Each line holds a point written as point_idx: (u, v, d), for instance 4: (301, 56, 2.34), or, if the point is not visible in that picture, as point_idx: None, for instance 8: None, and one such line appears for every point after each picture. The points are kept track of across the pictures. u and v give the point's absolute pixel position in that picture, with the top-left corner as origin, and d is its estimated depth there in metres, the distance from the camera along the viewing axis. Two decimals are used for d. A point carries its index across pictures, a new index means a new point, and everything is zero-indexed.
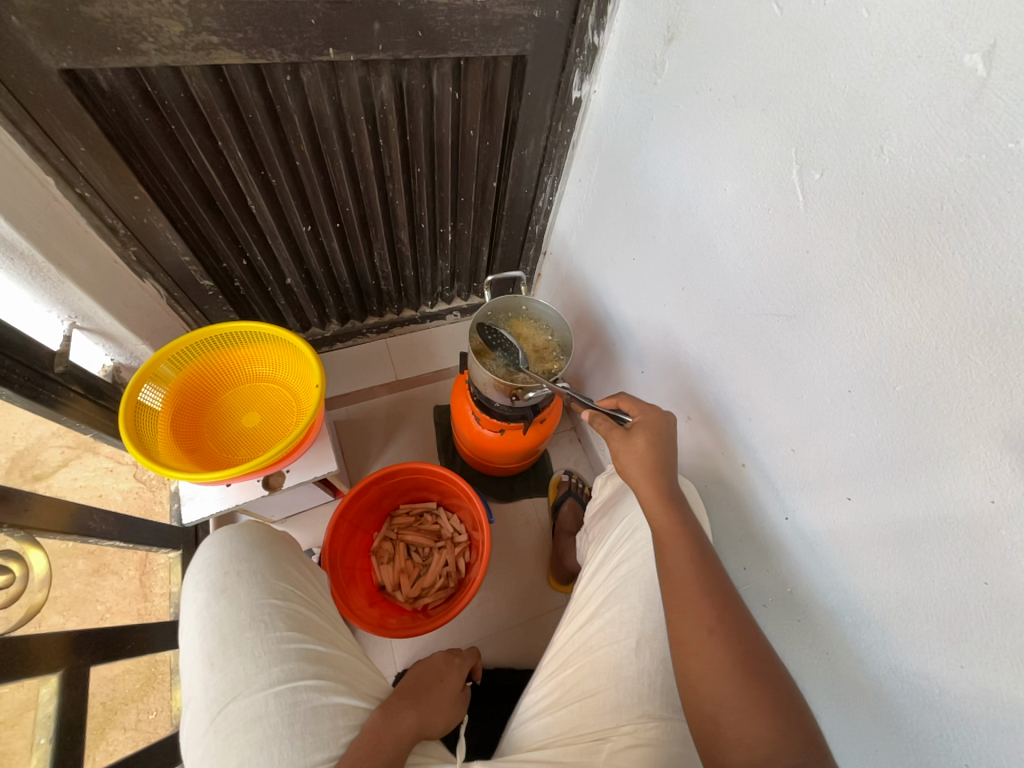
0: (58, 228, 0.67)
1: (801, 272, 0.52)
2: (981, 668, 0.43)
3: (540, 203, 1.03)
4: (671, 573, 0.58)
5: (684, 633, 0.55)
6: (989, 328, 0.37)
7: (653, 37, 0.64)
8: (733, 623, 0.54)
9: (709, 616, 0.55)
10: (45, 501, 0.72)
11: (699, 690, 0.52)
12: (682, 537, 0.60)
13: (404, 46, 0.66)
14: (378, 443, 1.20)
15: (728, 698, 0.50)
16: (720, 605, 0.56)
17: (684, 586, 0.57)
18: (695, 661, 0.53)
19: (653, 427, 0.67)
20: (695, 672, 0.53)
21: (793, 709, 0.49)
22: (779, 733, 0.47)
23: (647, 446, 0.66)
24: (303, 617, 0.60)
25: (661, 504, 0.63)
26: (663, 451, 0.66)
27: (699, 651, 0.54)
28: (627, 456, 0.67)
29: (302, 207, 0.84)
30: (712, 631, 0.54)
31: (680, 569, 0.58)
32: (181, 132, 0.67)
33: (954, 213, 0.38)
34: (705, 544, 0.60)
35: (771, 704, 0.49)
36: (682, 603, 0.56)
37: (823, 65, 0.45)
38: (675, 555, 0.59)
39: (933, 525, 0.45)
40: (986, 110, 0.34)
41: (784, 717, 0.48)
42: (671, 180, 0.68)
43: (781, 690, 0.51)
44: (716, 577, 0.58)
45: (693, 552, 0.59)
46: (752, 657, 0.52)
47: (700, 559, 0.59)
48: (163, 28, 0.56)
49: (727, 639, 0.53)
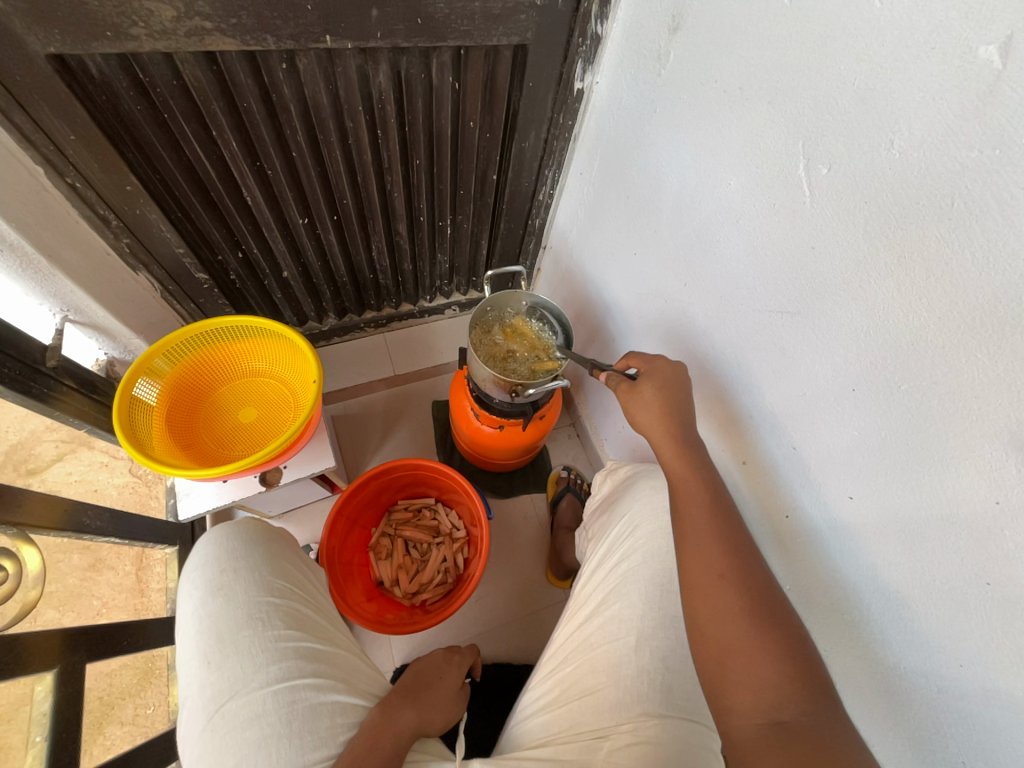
0: (48, 219, 0.65)
1: (806, 267, 0.52)
2: (980, 670, 0.43)
3: (541, 196, 1.01)
4: (686, 519, 0.59)
5: (695, 579, 0.55)
6: (998, 327, 0.37)
7: (657, 27, 0.63)
8: (744, 570, 0.54)
9: (721, 561, 0.55)
10: (38, 498, 0.70)
11: (708, 636, 0.53)
12: (698, 487, 0.60)
13: (403, 33, 0.65)
14: (376, 438, 1.19)
15: (737, 643, 0.51)
16: (733, 552, 0.55)
17: (698, 533, 0.57)
18: (703, 606, 0.54)
19: (662, 377, 0.66)
20: (705, 618, 0.54)
21: (803, 656, 0.49)
22: (787, 679, 0.48)
23: (655, 395, 0.65)
24: (302, 615, 0.60)
25: (677, 449, 0.62)
26: (675, 401, 0.64)
27: (708, 596, 0.54)
28: (640, 409, 0.66)
29: (299, 200, 0.83)
30: (723, 577, 0.54)
31: (695, 517, 0.58)
32: (174, 119, 0.66)
33: (964, 209, 0.37)
34: (722, 496, 0.60)
35: (781, 649, 0.50)
36: (695, 549, 0.57)
37: (832, 56, 0.44)
38: (688, 505, 0.59)
39: (935, 525, 0.45)
40: (1000, 104, 0.34)
41: (794, 664, 0.49)
42: (674, 173, 0.67)
43: (792, 637, 0.51)
44: (731, 525, 0.58)
45: (708, 501, 0.59)
46: (762, 605, 0.52)
47: (714, 509, 0.58)
48: (154, 13, 0.54)
49: (738, 584, 0.53)
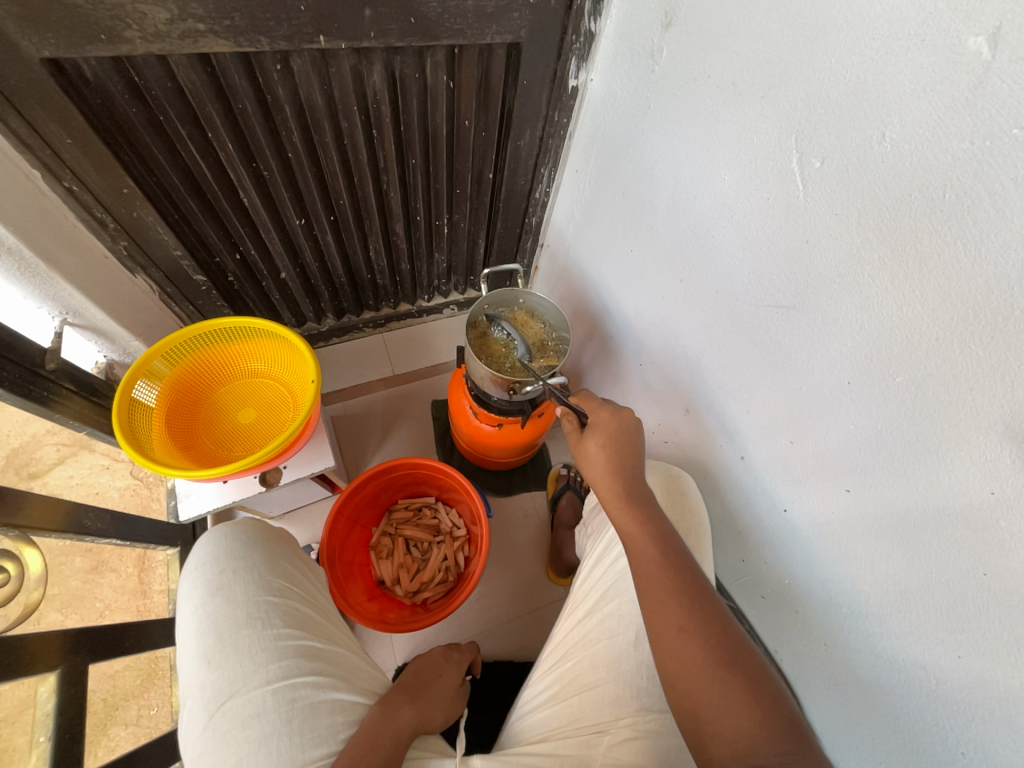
0: (46, 222, 0.66)
1: (800, 261, 0.52)
2: (981, 659, 0.44)
3: (537, 194, 1.01)
4: (640, 575, 0.57)
5: (658, 633, 0.54)
6: (990, 319, 0.37)
7: (650, 24, 0.63)
8: (704, 617, 0.53)
9: (680, 613, 0.54)
10: (39, 500, 0.70)
11: (678, 689, 0.51)
12: (648, 539, 0.59)
13: (396, 33, 0.65)
14: (375, 438, 1.19)
15: (705, 694, 0.50)
16: (691, 601, 0.54)
17: (654, 586, 0.56)
18: (669, 660, 0.52)
19: (607, 430, 0.67)
20: (673, 671, 0.52)
21: (771, 696, 0.49)
22: (759, 725, 0.47)
23: (602, 454, 0.65)
24: (301, 613, 0.60)
25: (622, 504, 0.62)
26: (620, 450, 0.65)
27: (672, 650, 0.53)
28: (592, 470, 0.66)
29: (295, 200, 0.83)
30: (683, 629, 0.53)
31: (649, 571, 0.57)
32: (169, 123, 0.66)
33: (957, 201, 0.37)
34: (674, 542, 0.59)
35: (749, 695, 0.49)
36: (654, 603, 0.55)
37: (824, 49, 0.43)
38: (640, 558, 0.58)
39: (932, 518, 0.45)
40: (990, 95, 0.34)
41: (764, 709, 0.48)
42: (669, 170, 0.67)
43: (757, 679, 0.50)
44: (686, 572, 0.57)
45: (660, 550, 0.58)
46: (726, 650, 0.51)
47: (666, 558, 0.57)
48: (147, 15, 0.54)
49: (699, 634, 0.52)
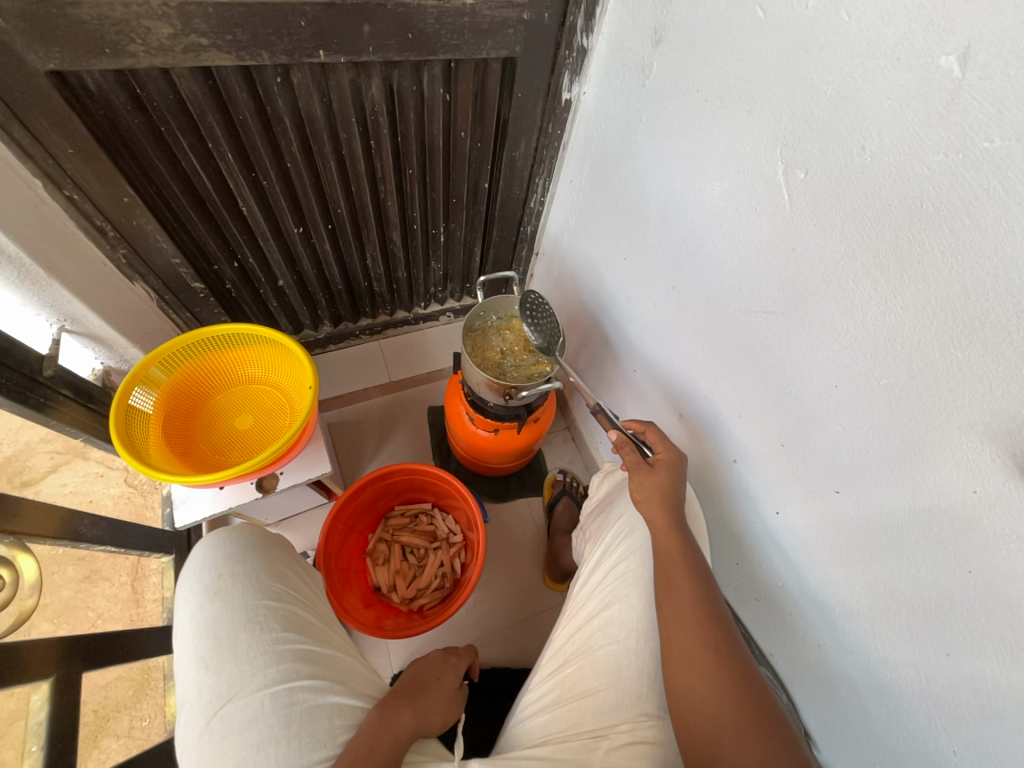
0: (46, 230, 0.66)
1: (787, 269, 0.53)
2: (968, 656, 0.45)
3: (532, 204, 1.03)
4: (678, 594, 0.58)
5: (685, 654, 0.55)
6: (968, 323, 0.38)
7: (640, 41, 0.65)
8: (733, 644, 0.55)
9: (714, 636, 0.55)
10: (34, 507, 0.70)
11: (701, 710, 0.52)
12: (691, 560, 0.60)
13: (395, 48, 0.67)
14: (372, 444, 1.19)
15: (728, 720, 0.50)
16: (723, 626, 0.56)
17: (691, 607, 0.57)
18: (698, 680, 0.53)
19: (669, 461, 0.68)
20: (696, 693, 0.53)
21: (779, 726, 0.50)
22: (773, 753, 0.48)
23: (667, 481, 0.66)
24: (298, 618, 0.60)
25: (667, 525, 0.63)
26: (677, 480, 0.66)
27: (702, 670, 0.53)
28: (641, 495, 0.66)
29: (294, 209, 0.85)
30: (717, 651, 0.54)
31: (687, 590, 0.58)
32: (171, 134, 0.67)
33: (934, 211, 0.39)
34: (706, 571, 0.60)
35: (762, 723, 0.50)
36: (688, 623, 0.56)
37: (806, 66, 0.45)
38: (671, 581, 0.59)
39: (919, 517, 0.46)
40: (961, 110, 0.35)
41: (774, 737, 0.49)
42: (660, 180, 0.69)
43: (768, 709, 0.51)
44: (718, 599, 0.58)
45: (699, 573, 0.59)
46: (750, 679, 0.53)
47: (704, 581, 0.59)
48: (151, 30, 0.56)
49: (728, 659, 0.53)
